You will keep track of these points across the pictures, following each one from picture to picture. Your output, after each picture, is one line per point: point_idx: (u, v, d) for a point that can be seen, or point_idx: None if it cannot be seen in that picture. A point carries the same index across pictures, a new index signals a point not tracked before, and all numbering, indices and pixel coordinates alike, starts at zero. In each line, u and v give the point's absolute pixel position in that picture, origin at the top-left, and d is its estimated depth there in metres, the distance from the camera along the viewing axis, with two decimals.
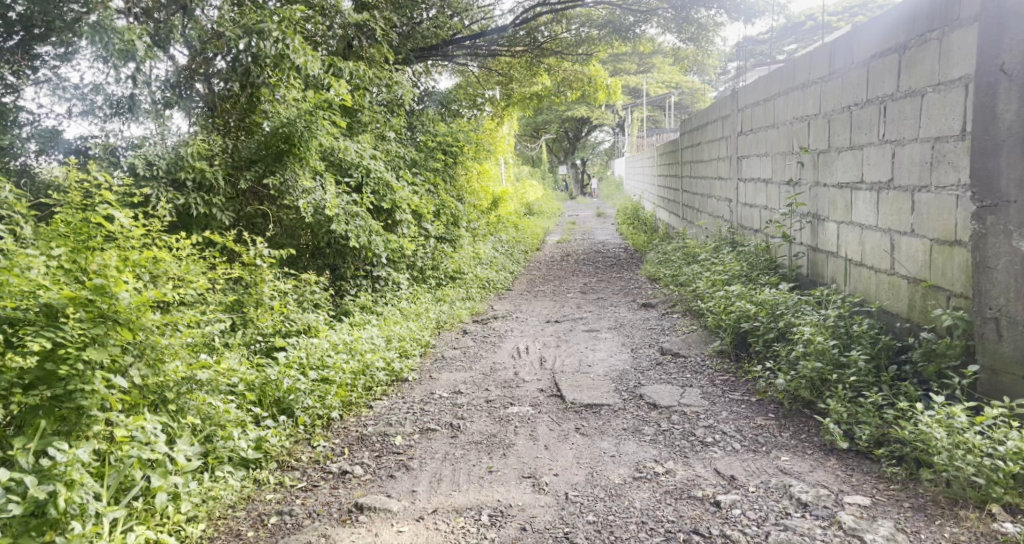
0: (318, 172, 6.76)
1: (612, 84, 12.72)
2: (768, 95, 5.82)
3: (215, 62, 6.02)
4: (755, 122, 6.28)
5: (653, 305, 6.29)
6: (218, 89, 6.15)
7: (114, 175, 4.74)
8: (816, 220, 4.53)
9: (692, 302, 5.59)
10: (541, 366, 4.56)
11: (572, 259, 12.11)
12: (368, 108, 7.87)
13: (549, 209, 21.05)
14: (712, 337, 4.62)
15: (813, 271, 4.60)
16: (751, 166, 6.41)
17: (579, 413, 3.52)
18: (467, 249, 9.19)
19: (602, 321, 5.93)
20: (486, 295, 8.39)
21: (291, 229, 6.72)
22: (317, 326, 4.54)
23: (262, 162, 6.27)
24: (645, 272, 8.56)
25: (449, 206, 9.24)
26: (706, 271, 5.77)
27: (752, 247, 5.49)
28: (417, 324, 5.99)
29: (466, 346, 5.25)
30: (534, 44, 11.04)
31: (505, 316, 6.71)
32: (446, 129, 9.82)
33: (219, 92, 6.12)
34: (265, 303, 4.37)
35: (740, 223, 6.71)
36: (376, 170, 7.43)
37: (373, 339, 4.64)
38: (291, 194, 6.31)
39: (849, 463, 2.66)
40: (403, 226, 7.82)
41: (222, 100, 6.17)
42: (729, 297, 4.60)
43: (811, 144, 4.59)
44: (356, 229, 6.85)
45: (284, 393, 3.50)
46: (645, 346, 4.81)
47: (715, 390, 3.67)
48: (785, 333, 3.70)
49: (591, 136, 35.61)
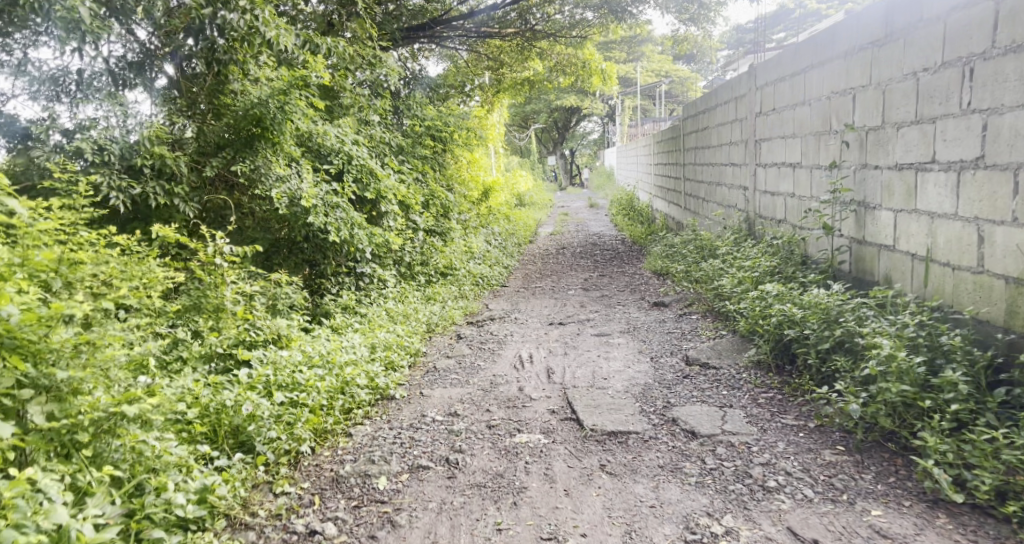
0: (294, 159, 6.15)
1: (607, 69, 12.04)
2: (796, 71, 5.27)
3: (180, 36, 5.35)
4: (778, 101, 5.73)
5: (667, 306, 5.69)
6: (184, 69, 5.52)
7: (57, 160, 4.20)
8: (863, 207, 4.00)
9: (714, 303, 5.01)
10: (549, 380, 3.94)
11: (568, 252, 11.51)
12: (350, 90, 7.22)
13: (540, 200, 20.43)
14: (744, 344, 4.03)
15: (858, 268, 4.05)
16: (773, 151, 5.86)
17: (602, 444, 2.91)
18: (459, 243, 8.56)
19: (612, 323, 5.32)
20: (481, 293, 7.76)
21: (265, 221, 6.09)
22: (288, 335, 3.90)
23: (230, 146, 5.71)
24: (650, 267, 7.98)
25: (440, 196, 8.59)
26: (729, 267, 5.16)
27: (779, 241, 4.90)
28: (405, 330, 5.36)
29: (462, 354, 4.61)
30: (526, 27, 10.34)
31: (502, 317, 6.10)
32: (434, 114, 9.16)
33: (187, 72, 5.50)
34: (228, 309, 3.76)
35: (760, 212, 6.16)
36: (358, 156, 6.78)
37: (354, 349, 4.01)
38: (260, 181, 5.76)
39: (967, 523, 2.15)
40: (389, 218, 7.17)
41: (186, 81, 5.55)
42: (761, 297, 4.02)
43: (857, 121, 4.07)
44: (336, 221, 6.20)
45: (242, 424, 2.88)
46: (666, 355, 4.21)
47: (763, 412, 3.07)
48: (845, 344, 3.12)
49: (581, 126, 34.95)
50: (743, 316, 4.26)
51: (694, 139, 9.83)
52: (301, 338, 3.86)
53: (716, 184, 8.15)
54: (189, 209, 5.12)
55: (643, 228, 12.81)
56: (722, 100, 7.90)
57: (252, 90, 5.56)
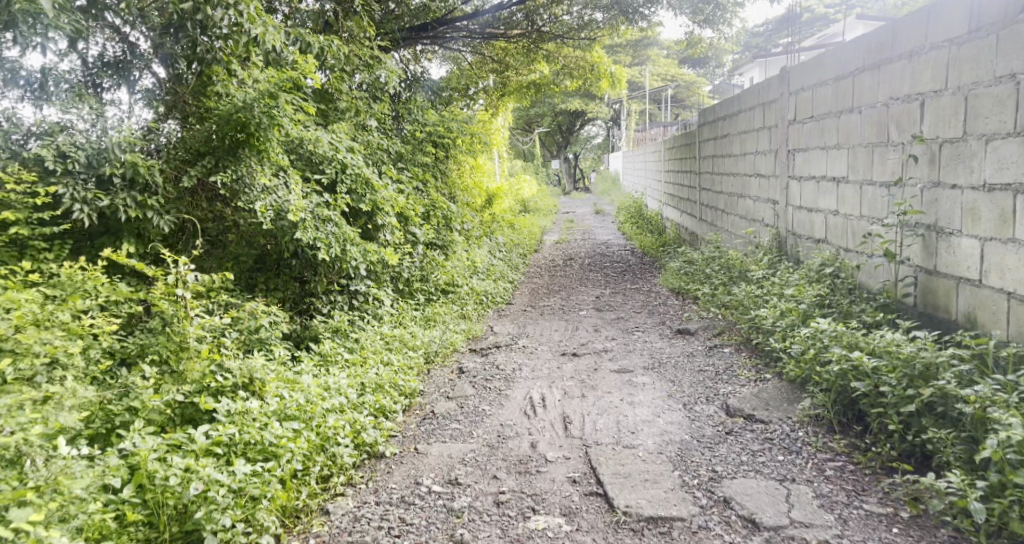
0: (281, 168, 5.62)
1: (617, 72, 11.35)
2: (840, 75, 4.74)
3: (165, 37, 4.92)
4: (817, 107, 5.18)
5: (692, 335, 5.13)
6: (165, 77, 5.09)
7: (8, 168, 3.78)
8: (934, 231, 3.48)
9: (752, 337, 4.45)
10: (566, 433, 3.37)
11: (577, 264, 10.95)
12: (346, 93, 6.70)
13: (544, 206, 19.82)
14: (796, 392, 3.46)
15: (928, 301, 3.52)
16: (810, 162, 5.33)
17: (641, 538, 2.40)
18: (462, 257, 7.98)
19: (632, 354, 4.77)
20: (484, 313, 7.20)
21: (249, 236, 5.53)
22: (263, 379, 3.26)
23: (212, 154, 5.21)
24: (668, 284, 7.42)
25: (441, 206, 7.99)
26: (766, 293, 4.59)
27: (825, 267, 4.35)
28: (401, 361, 4.79)
29: (464, 395, 4.03)
30: (533, 28, 9.76)
31: (509, 344, 5.53)
32: (436, 118, 8.58)
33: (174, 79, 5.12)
34: (191, 347, 3.14)
35: (794, 230, 5.63)
36: (353, 164, 6.22)
37: (342, 395, 3.44)
38: (242, 191, 5.28)
39: None
40: (386, 232, 6.60)
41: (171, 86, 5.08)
42: (814, 334, 3.46)
43: (927, 131, 3.55)
44: (328, 236, 5.64)
45: (190, 506, 2.36)
46: (701, 402, 3.66)
47: (836, 492, 2.54)
48: (936, 409, 2.58)
49: (584, 129, 34.29)
50: (790, 357, 3.71)
51: (711, 147, 9.27)
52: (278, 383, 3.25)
53: (738, 196, 7.59)
54: (165, 223, 4.57)
55: (653, 239, 12.22)
56: (745, 105, 7.36)
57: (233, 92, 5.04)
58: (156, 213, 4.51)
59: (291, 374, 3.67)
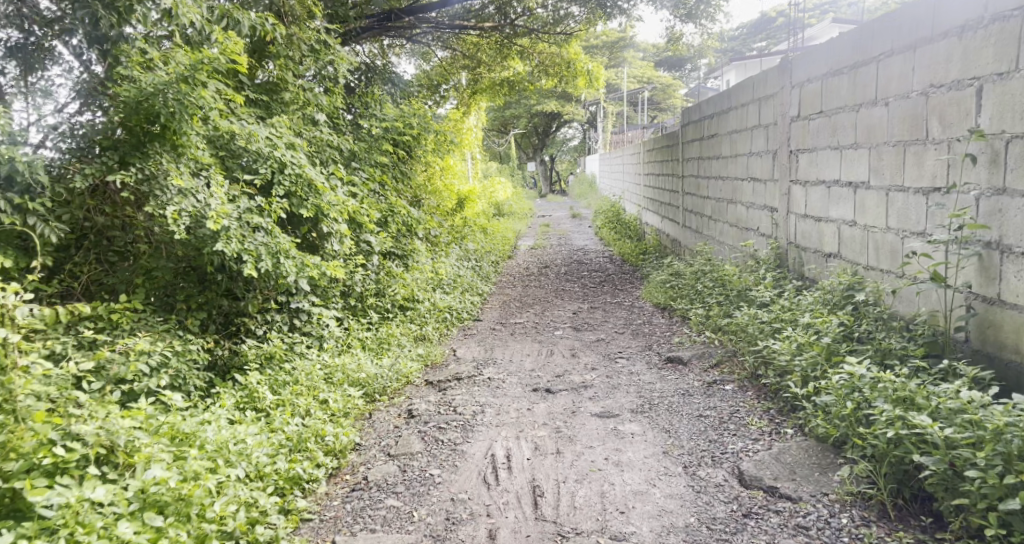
0: (203, 167, 4.89)
1: (595, 71, 10.34)
2: (859, 61, 4.00)
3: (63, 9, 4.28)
4: (828, 101, 4.43)
5: (685, 366, 4.38)
6: (72, 73, 4.44)
7: None
8: (997, 251, 2.76)
9: (762, 374, 3.71)
10: (537, 511, 2.66)
11: (553, 273, 10.18)
12: (292, 84, 6.14)
13: (518, 208, 19.03)
14: (829, 456, 2.70)
15: (988, 337, 2.80)
16: (818, 164, 4.61)
17: None
18: (425, 267, 7.15)
19: (618, 391, 4.01)
20: (448, 332, 6.40)
21: (161, 244, 4.70)
22: (134, 444, 2.55)
23: (116, 150, 4.47)
24: (654, 299, 6.69)
25: (401, 212, 7.18)
26: (776, 319, 3.84)
27: (852, 292, 3.63)
28: (337, 403, 3.98)
29: (411, 453, 3.24)
30: (505, 22, 8.99)
31: (471, 375, 4.72)
32: (396, 113, 7.77)
33: (77, 77, 4.44)
34: (19, 408, 2.39)
35: (799, 243, 4.90)
36: (293, 163, 5.41)
37: (249, 458, 2.88)
38: (151, 192, 4.51)
39: None
40: (333, 240, 5.77)
41: (77, 83, 4.43)
42: (849, 380, 2.71)
43: (990, 125, 2.82)
44: (256, 248, 4.80)
45: None
46: (707, 464, 2.90)
47: None
48: None
49: (561, 131, 33.53)
50: (819, 408, 2.97)
51: (697, 148, 8.55)
52: (154, 445, 2.55)
53: (730, 203, 6.86)
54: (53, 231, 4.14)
55: (632, 246, 11.50)
56: (737, 101, 6.64)
57: (138, 75, 4.32)
58: (40, 220, 4.07)
59: (184, 429, 2.97)
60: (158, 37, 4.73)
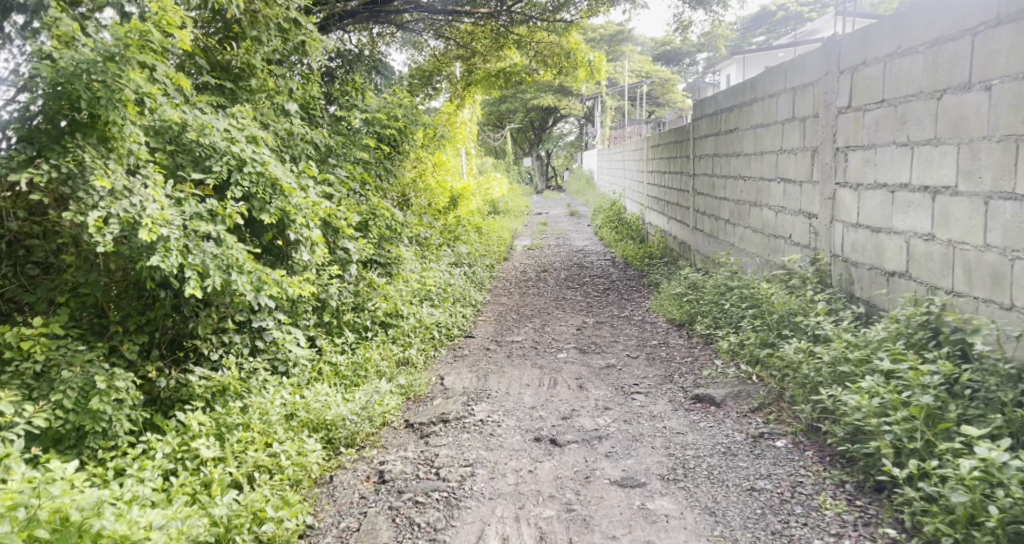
0: (141, 162, 3.97)
1: (596, 60, 9.44)
2: (940, 37, 3.22)
3: None
4: (891, 86, 3.63)
5: (719, 408, 3.64)
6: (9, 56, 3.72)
7: None
8: None
9: (825, 429, 2.98)
10: None
11: (552, 278, 9.39)
12: (256, 68, 5.31)
13: (515, 205, 18.21)
14: None
15: None
16: (875, 163, 3.83)
17: None
18: (411, 277, 6.36)
19: (642, 444, 3.26)
20: (435, 354, 5.63)
21: (93, 254, 3.78)
22: None
23: (34, 143, 3.61)
24: (669, 315, 5.91)
25: (384, 214, 6.36)
26: (844, 360, 3.09)
27: (961, 334, 2.82)
28: (289, 470, 3.21)
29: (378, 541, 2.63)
30: (502, 7, 8.13)
31: (461, 415, 3.93)
32: (379, 104, 6.93)
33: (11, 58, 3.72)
34: None
35: (848, 257, 4.12)
36: (254, 160, 4.59)
37: None
38: (74, 194, 3.61)
39: None
40: (303, 249, 4.96)
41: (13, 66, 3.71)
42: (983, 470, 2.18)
43: None
44: (202, 262, 3.96)
45: None
46: None
47: None
48: None
49: (557, 125, 32.64)
50: (934, 500, 2.34)
51: (711, 144, 7.76)
52: None
53: (753, 205, 6.09)
54: None
55: (635, 249, 10.72)
56: (763, 91, 5.86)
57: (54, 52, 3.51)
58: None
59: (76, 514, 2.31)
60: (91, 8, 3.90)
